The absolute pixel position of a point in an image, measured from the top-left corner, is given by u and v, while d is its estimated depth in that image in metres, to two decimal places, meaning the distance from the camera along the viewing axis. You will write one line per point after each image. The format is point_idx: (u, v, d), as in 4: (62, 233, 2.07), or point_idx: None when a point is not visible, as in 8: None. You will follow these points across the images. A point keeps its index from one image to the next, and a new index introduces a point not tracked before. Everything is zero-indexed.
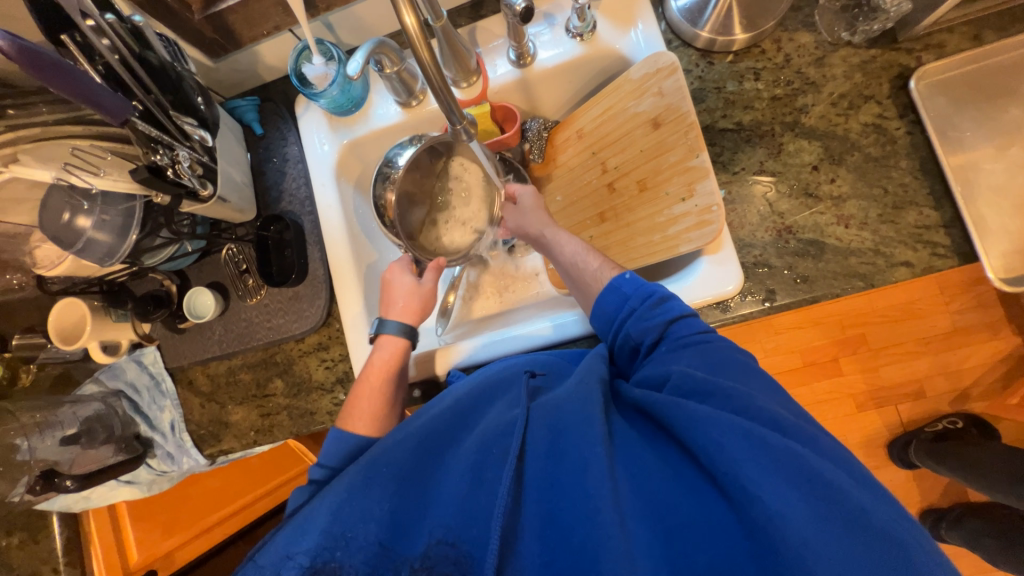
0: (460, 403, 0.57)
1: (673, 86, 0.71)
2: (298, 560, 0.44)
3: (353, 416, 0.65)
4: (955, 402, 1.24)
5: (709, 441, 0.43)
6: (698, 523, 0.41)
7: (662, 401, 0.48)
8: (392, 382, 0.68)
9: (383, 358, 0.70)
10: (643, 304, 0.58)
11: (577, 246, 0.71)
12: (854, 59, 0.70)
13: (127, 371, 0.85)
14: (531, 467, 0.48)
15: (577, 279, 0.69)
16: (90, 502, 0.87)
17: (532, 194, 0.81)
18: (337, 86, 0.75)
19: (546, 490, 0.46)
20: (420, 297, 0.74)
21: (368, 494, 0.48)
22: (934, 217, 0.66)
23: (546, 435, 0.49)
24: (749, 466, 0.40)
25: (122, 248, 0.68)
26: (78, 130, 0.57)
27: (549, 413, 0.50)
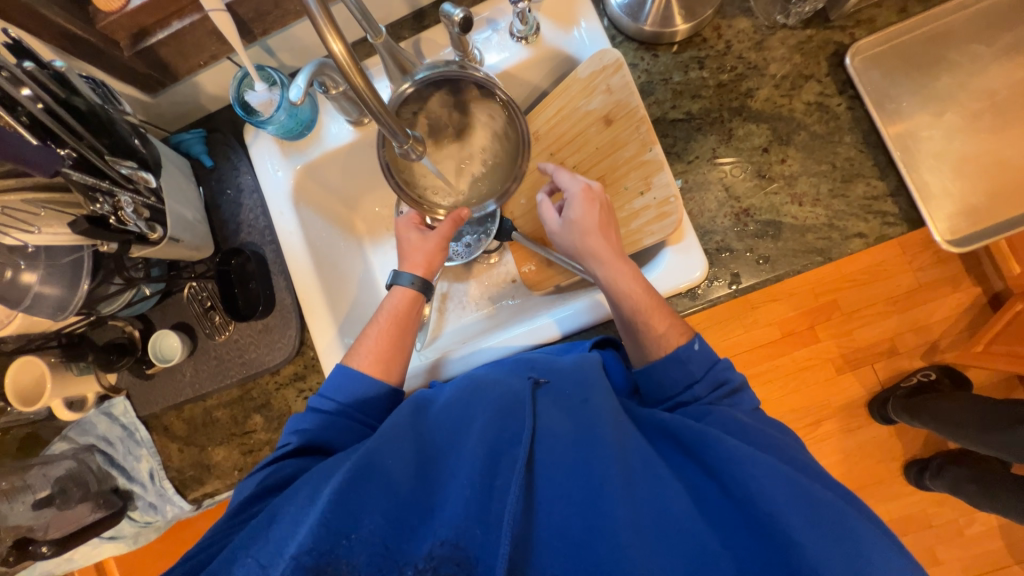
0: (455, 405, 0.56)
1: (621, 83, 0.72)
2: (298, 560, 0.41)
3: (356, 353, 0.67)
4: (925, 355, 1.29)
5: (744, 476, 0.46)
6: (707, 540, 0.44)
7: (699, 430, 0.50)
8: (402, 328, 0.69)
9: (392, 305, 0.71)
10: (711, 391, 0.59)
11: (643, 302, 0.63)
12: (791, 40, 0.72)
13: (97, 425, 0.81)
14: (541, 476, 0.48)
15: (635, 335, 0.64)
16: (74, 563, 0.84)
17: (582, 198, 0.67)
18: (283, 111, 0.73)
19: (563, 500, 0.46)
20: (422, 249, 0.74)
21: (367, 491, 0.46)
22: (881, 188, 0.68)
23: (567, 453, 0.48)
24: (784, 505, 0.44)
25: (74, 300, 0.65)
26: (11, 183, 0.53)
27: (565, 432, 0.50)
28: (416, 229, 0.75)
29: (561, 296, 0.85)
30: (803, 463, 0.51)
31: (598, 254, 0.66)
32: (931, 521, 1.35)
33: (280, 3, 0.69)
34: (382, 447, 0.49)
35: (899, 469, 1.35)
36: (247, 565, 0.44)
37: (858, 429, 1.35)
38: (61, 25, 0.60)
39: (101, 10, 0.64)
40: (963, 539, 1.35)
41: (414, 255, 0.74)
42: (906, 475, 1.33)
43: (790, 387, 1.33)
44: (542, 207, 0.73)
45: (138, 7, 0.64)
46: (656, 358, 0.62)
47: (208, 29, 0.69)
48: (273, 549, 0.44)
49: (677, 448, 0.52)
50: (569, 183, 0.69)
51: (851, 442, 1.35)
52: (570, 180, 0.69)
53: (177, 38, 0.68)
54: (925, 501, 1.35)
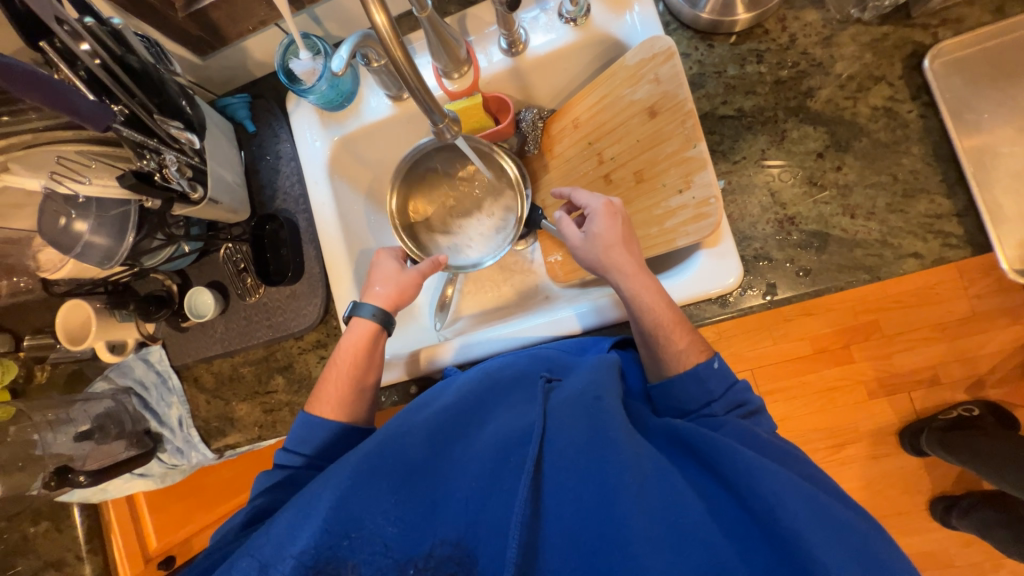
0: (462, 401, 0.56)
1: (670, 73, 0.68)
2: (300, 560, 0.42)
3: (320, 397, 0.68)
4: (969, 388, 1.21)
5: (759, 486, 0.44)
6: (725, 552, 0.41)
7: (715, 441, 0.48)
8: (360, 367, 0.68)
9: (353, 340, 0.70)
10: (728, 411, 0.57)
11: (665, 315, 0.61)
12: (864, 37, 0.66)
13: (135, 369, 0.87)
14: (550, 479, 0.47)
15: (656, 350, 0.62)
16: (107, 493, 0.90)
17: (604, 214, 0.66)
18: (325, 81, 0.73)
19: (570, 507, 0.45)
20: (397, 282, 0.73)
21: (371, 483, 0.46)
22: (946, 206, 0.63)
23: (575, 452, 0.47)
24: (801, 517, 0.41)
25: (119, 250, 0.68)
26: (69, 136, 0.58)
27: (573, 432, 0.49)
28: (394, 261, 0.75)
29: (585, 291, 0.83)
30: (825, 485, 0.48)
31: (625, 266, 0.64)
32: (954, 561, 1.28)
33: None
34: (387, 446, 0.50)
35: (925, 503, 1.29)
36: (251, 563, 0.43)
37: (885, 457, 1.28)
38: None
39: None
40: None
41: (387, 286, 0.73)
42: (931, 511, 1.26)
43: (816, 406, 1.28)
44: (560, 223, 0.72)
45: None
46: (675, 373, 0.60)
47: None
48: (276, 547, 0.43)
49: (690, 458, 0.50)
50: (590, 201, 0.69)
51: (875, 469, 1.29)
52: (591, 202, 0.68)
53: (229, 2, 0.69)
54: (950, 540, 1.28)
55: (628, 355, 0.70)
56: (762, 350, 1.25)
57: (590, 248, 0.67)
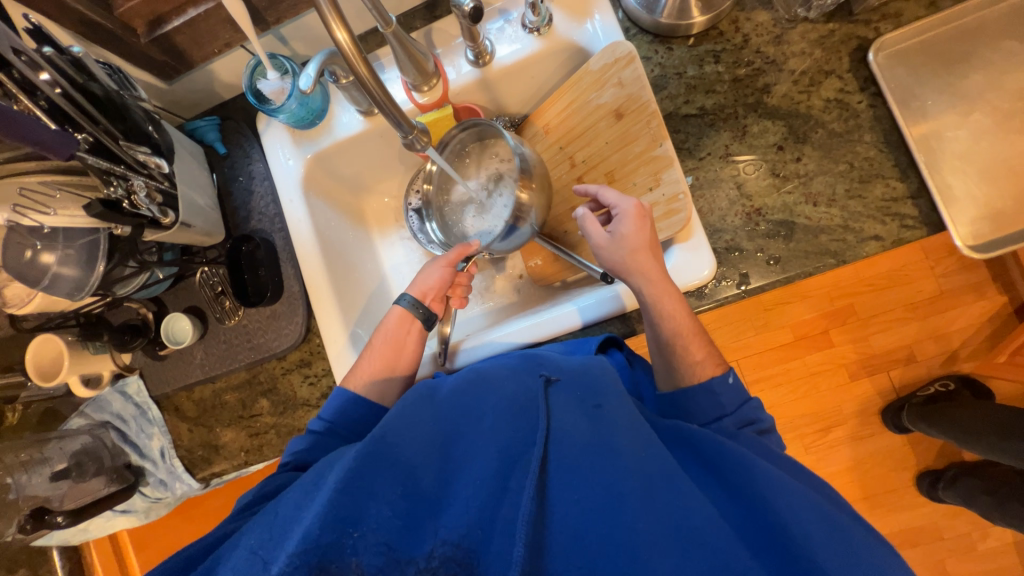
0: (464, 397, 0.55)
1: (632, 76, 0.70)
2: (299, 559, 0.39)
3: (355, 375, 0.69)
4: (943, 364, 1.25)
5: (767, 495, 0.45)
6: (735, 553, 0.41)
7: (726, 446, 0.49)
8: (394, 351, 0.70)
9: (388, 330, 0.72)
10: (741, 427, 0.58)
11: (682, 323, 0.63)
12: (812, 34, 0.70)
13: (112, 403, 0.84)
14: (556, 480, 0.46)
15: (671, 360, 0.64)
16: (88, 533, 0.87)
17: (633, 215, 0.65)
18: (294, 99, 0.74)
19: (579, 506, 0.44)
20: (426, 275, 0.75)
21: (376, 479, 0.45)
22: (901, 189, 0.66)
23: (585, 453, 0.47)
24: (811, 531, 0.43)
25: (90, 281, 0.66)
26: (32, 166, 0.57)
27: (584, 434, 0.48)
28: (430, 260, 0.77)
29: (567, 292, 0.84)
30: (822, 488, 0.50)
31: (651, 277, 0.64)
32: (943, 533, 1.32)
33: None
34: (392, 436, 0.49)
35: (911, 479, 1.32)
36: (247, 560, 0.41)
37: (869, 436, 1.32)
38: (80, 12, 0.62)
39: None
40: (975, 554, 1.31)
41: (417, 278, 0.76)
42: (918, 486, 1.30)
43: (800, 391, 1.31)
44: (583, 221, 0.69)
45: None
46: (688, 384, 0.61)
47: (222, 17, 0.70)
48: (273, 538, 0.42)
49: (697, 463, 0.51)
50: (618, 201, 0.67)
51: (860, 449, 1.32)
52: (623, 202, 0.66)
53: (192, 26, 0.70)
54: (937, 513, 1.32)
55: (613, 355, 0.70)
56: (745, 339, 1.28)
57: (618, 256, 0.65)
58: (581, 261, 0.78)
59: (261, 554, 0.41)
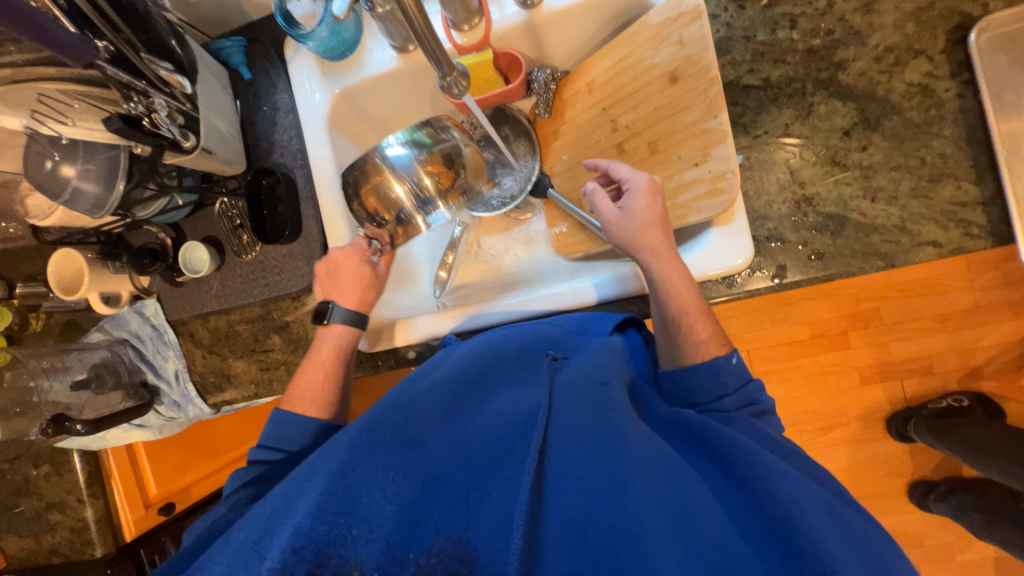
0: (461, 377, 0.56)
1: (696, 35, 0.63)
2: (296, 554, 0.40)
3: (297, 394, 0.67)
4: (963, 379, 1.22)
5: (772, 491, 0.43)
6: (738, 551, 0.40)
7: (733, 440, 0.47)
8: (338, 359, 0.70)
9: (331, 343, 0.70)
10: (739, 407, 0.57)
11: (688, 302, 0.60)
12: (908, 4, 0.61)
13: (130, 321, 0.86)
14: (554, 468, 0.45)
15: (674, 338, 0.62)
16: (105, 441, 0.92)
17: (645, 190, 0.62)
18: (325, 26, 0.69)
19: (578, 497, 0.43)
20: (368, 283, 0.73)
21: (372, 464, 0.45)
22: (972, 193, 0.60)
23: (583, 442, 0.46)
24: (823, 530, 0.40)
25: (110, 200, 0.66)
26: (51, 73, 0.54)
27: (585, 424, 0.47)
28: (366, 263, 0.72)
29: (588, 265, 0.81)
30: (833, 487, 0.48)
31: (658, 253, 0.61)
32: (924, 541, 1.33)
33: None
34: (386, 422, 0.49)
35: (904, 487, 1.32)
36: (242, 552, 0.42)
37: (870, 441, 1.31)
38: None
39: None
40: (952, 564, 1.33)
41: (352, 287, 0.71)
42: (910, 494, 1.30)
43: (809, 389, 1.29)
44: (593, 196, 0.68)
45: None
46: (692, 363, 0.60)
47: None
48: (271, 519, 0.43)
49: (702, 454, 0.50)
50: (631, 174, 0.64)
51: (859, 452, 1.31)
52: (633, 177, 0.64)
53: None
54: (923, 521, 1.32)
55: (631, 337, 0.68)
56: (759, 330, 1.27)
57: (625, 230, 0.63)
58: None
59: (255, 546, 0.42)
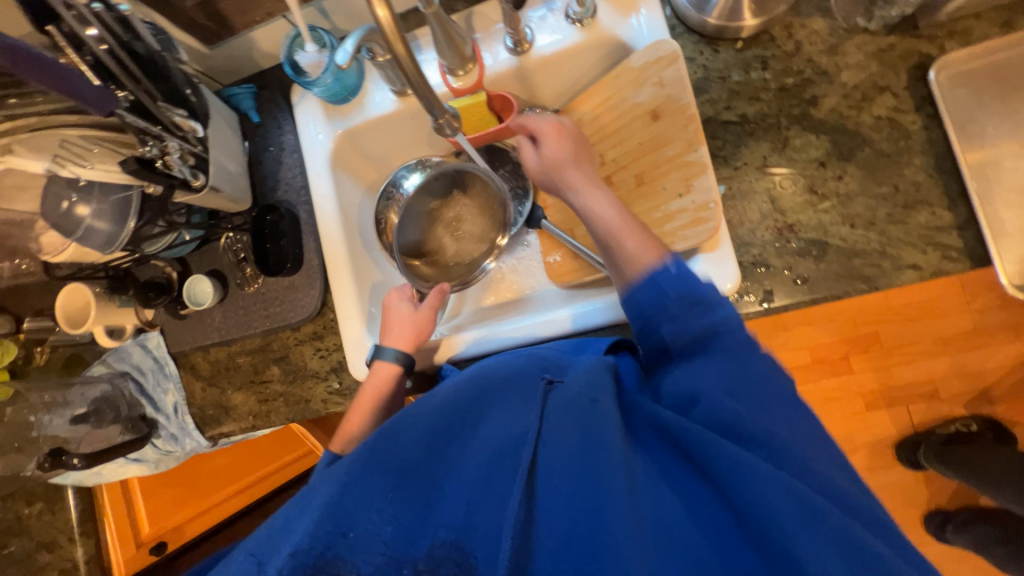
0: (461, 398, 0.53)
1: (674, 76, 0.68)
2: (297, 559, 0.41)
3: (344, 437, 0.68)
4: (969, 404, 1.22)
5: (751, 499, 0.38)
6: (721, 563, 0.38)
7: (727, 442, 0.42)
8: (387, 405, 0.69)
9: (374, 386, 0.70)
10: None
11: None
12: (869, 47, 0.66)
13: (132, 354, 0.87)
14: (543, 485, 0.43)
15: (612, 257, 0.62)
16: (101, 477, 0.91)
17: (552, 134, 0.72)
18: (330, 74, 0.74)
19: (558, 513, 0.42)
20: (409, 327, 0.74)
21: (369, 484, 0.45)
22: (947, 218, 0.62)
23: (570, 457, 0.43)
24: (819, 550, 0.36)
25: (121, 236, 0.69)
26: (72, 119, 0.58)
27: (563, 439, 0.45)
28: (406, 301, 0.76)
29: (582, 292, 0.83)
30: None
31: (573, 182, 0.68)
32: None
33: None
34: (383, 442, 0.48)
35: (919, 517, 1.28)
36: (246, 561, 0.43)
37: (880, 469, 1.28)
38: None
39: None
40: None
41: (398, 331, 0.74)
42: (926, 525, 1.26)
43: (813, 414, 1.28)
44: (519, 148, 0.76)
45: None
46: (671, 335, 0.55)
47: None
48: (276, 534, 0.44)
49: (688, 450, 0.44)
50: (540, 123, 0.73)
51: (869, 480, 1.28)
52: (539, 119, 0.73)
53: None
54: (944, 555, 1.27)
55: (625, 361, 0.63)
56: None
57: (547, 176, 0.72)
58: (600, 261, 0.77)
59: (262, 559, 0.43)
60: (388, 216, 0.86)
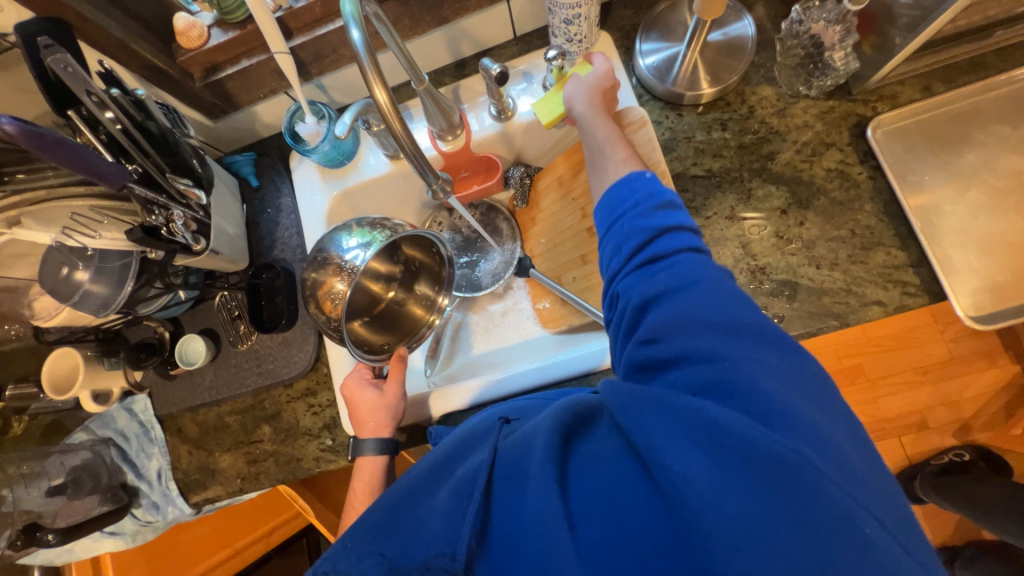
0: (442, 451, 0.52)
1: (645, 138, 0.73)
2: None
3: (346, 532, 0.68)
4: (958, 433, 1.25)
5: (674, 466, 0.37)
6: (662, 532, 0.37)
7: (652, 408, 0.40)
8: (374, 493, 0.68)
9: (364, 482, 0.69)
10: None
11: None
12: (814, 109, 0.74)
13: (117, 419, 0.86)
14: (498, 505, 0.43)
15: (597, 163, 0.63)
16: (71, 555, 0.85)
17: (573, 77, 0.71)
18: (328, 142, 0.79)
19: (514, 520, 0.41)
20: (371, 411, 0.71)
21: (354, 545, 0.47)
22: (902, 258, 0.68)
23: (512, 471, 0.43)
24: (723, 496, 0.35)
25: (116, 300, 0.70)
26: (81, 190, 0.61)
27: (516, 448, 0.45)
28: (372, 386, 0.73)
29: (572, 337, 0.85)
30: None
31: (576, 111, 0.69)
32: None
33: (338, 48, 0.77)
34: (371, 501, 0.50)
35: None
36: None
37: None
38: (145, 57, 0.69)
39: (183, 47, 0.73)
40: None
41: (364, 418, 0.71)
42: None
43: None
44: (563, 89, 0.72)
45: (215, 47, 0.72)
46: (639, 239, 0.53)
47: (271, 68, 0.76)
48: None
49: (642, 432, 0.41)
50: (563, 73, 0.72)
51: None
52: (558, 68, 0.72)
53: (243, 74, 0.76)
54: None
55: None
56: None
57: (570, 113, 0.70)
58: (587, 306, 0.81)
59: None
60: (321, 285, 0.70)
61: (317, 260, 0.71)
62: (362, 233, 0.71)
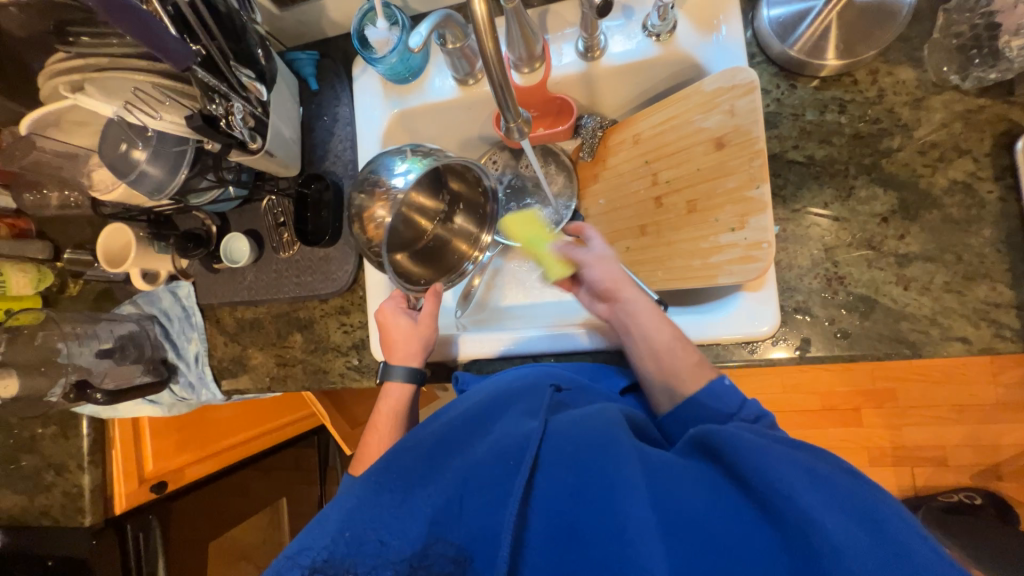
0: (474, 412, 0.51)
1: (748, 107, 0.66)
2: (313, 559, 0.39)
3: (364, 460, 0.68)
4: (978, 477, 1.19)
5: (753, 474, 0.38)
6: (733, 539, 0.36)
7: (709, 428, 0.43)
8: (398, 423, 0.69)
9: (389, 406, 0.71)
10: None
11: (691, 376, 0.60)
12: (958, 105, 0.63)
13: (162, 299, 0.89)
14: (548, 481, 0.41)
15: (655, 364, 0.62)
16: (115, 412, 0.93)
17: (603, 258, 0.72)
18: (397, 54, 0.73)
19: (572, 497, 0.40)
20: (405, 337, 0.72)
21: (380, 494, 0.43)
22: (1007, 296, 0.60)
23: (570, 450, 0.42)
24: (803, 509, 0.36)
25: (171, 184, 0.71)
26: (141, 64, 0.59)
27: (570, 426, 0.44)
28: (406, 314, 0.73)
29: None
30: None
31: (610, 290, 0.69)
32: None
33: None
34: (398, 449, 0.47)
35: None
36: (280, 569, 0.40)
37: None
38: None
39: None
40: None
41: (397, 343, 0.72)
42: None
43: None
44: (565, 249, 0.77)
45: None
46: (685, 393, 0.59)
47: None
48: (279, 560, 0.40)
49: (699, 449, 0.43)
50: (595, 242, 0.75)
51: None
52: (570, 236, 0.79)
53: None
54: None
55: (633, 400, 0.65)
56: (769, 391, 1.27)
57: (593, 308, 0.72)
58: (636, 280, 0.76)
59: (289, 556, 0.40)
60: (367, 209, 0.68)
61: (366, 182, 0.70)
62: (413, 160, 0.69)
